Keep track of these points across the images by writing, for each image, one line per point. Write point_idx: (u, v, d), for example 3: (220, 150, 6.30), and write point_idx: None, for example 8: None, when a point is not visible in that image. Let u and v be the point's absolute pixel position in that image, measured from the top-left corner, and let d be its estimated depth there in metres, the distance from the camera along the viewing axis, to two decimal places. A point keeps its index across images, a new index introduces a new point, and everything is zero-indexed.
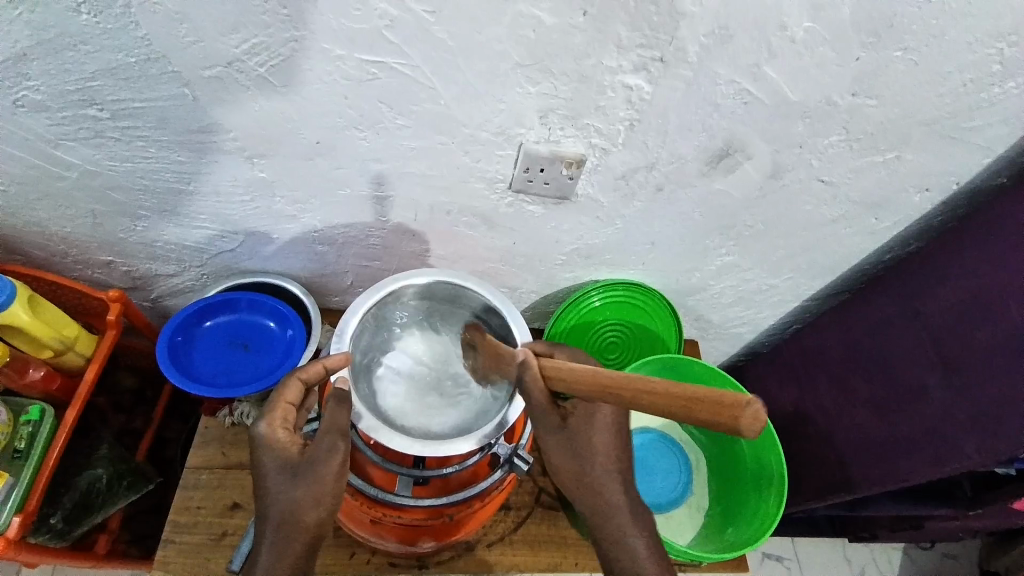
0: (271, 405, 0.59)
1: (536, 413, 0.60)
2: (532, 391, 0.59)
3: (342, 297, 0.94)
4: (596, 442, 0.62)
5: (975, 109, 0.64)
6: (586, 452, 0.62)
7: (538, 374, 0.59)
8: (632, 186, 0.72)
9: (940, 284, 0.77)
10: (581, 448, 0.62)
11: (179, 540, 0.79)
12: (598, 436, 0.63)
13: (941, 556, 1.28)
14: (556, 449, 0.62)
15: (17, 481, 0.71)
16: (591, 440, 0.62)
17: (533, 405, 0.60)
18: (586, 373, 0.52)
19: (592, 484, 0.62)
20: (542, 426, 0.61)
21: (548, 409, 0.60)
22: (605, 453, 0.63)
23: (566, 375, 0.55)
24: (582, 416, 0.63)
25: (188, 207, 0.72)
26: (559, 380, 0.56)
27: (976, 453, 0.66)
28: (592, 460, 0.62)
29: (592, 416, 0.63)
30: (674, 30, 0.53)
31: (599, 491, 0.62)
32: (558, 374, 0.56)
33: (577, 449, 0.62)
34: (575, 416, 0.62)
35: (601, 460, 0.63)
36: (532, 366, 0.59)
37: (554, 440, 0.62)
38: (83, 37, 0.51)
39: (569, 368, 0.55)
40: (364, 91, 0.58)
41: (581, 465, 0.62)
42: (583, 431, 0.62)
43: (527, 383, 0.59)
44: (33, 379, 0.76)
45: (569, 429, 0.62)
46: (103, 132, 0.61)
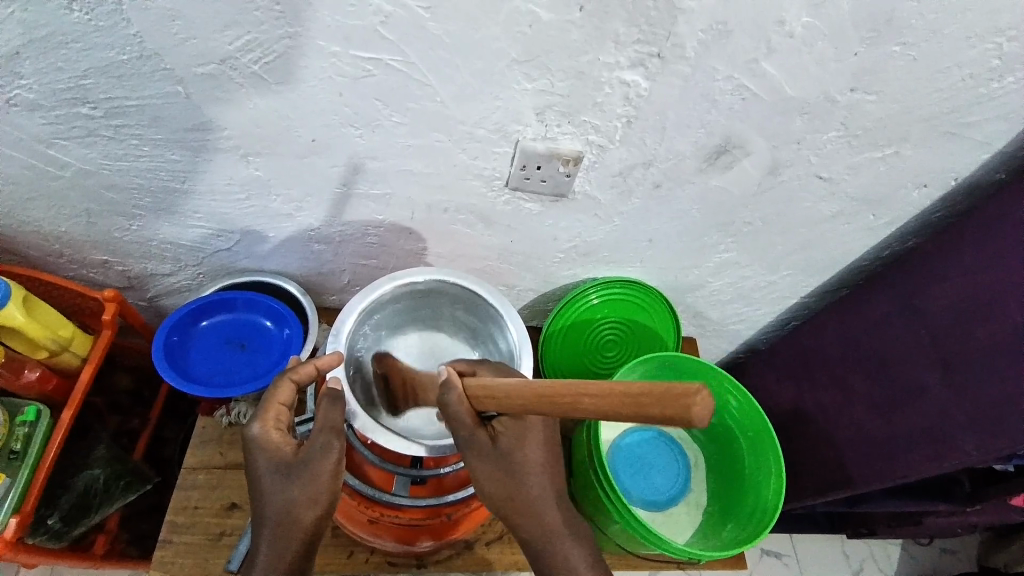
0: (264, 407, 0.59)
1: (462, 432, 0.60)
2: (459, 413, 0.59)
3: (339, 296, 0.94)
4: (528, 461, 0.61)
5: (975, 104, 0.64)
6: (519, 470, 0.60)
7: (461, 394, 0.59)
8: (631, 183, 0.71)
9: (938, 282, 0.76)
10: (512, 468, 0.60)
11: (178, 540, 0.79)
12: (530, 455, 0.61)
13: (939, 551, 1.29)
14: (487, 470, 0.60)
15: (13, 482, 0.71)
16: (522, 458, 0.60)
17: (460, 426, 0.60)
18: (523, 389, 0.52)
19: (527, 503, 0.60)
20: (470, 446, 0.60)
21: (472, 428, 0.60)
22: (538, 471, 0.61)
23: (495, 394, 0.55)
24: (512, 435, 0.61)
25: (184, 206, 0.72)
26: (486, 399, 0.56)
27: (976, 451, 0.66)
28: (524, 478, 0.60)
29: (521, 434, 0.61)
30: (671, 26, 0.52)
31: (534, 509, 0.61)
32: (485, 392, 0.56)
33: (508, 469, 0.60)
34: (504, 435, 0.60)
35: (534, 477, 0.61)
36: (456, 385, 0.59)
37: (483, 461, 0.60)
38: (75, 35, 0.51)
39: (496, 384, 0.55)
40: (360, 88, 0.57)
41: (515, 485, 0.60)
42: (514, 450, 0.60)
43: (451, 404, 0.60)
44: (29, 380, 0.75)
45: (499, 449, 0.60)
46: (97, 131, 0.61)
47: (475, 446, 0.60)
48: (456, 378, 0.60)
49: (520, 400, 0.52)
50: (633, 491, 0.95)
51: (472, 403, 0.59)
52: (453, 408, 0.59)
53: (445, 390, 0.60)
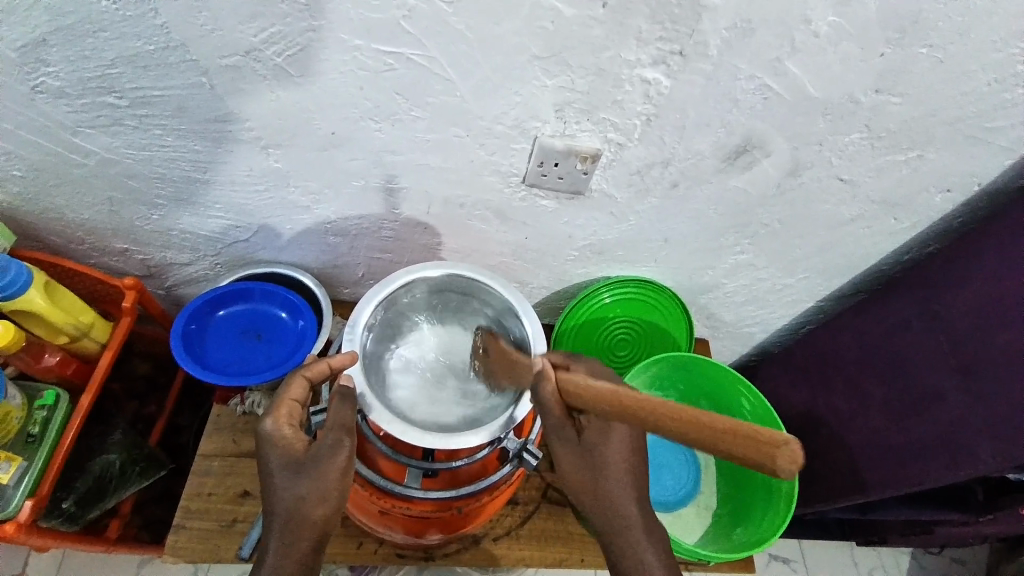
0: (276, 403, 0.60)
1: (551, 424, 0.58)
2: (549, 406, 0.57)
3: (354, 289, 0.94)
4: (611, 455, 0.61)
5: (999, 109, 0.63)
6: (602, 464, 0.61)
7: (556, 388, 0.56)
8: (648, 181, 0.71)
9: (958, 287, 0.76)
10: (595, 463, 0.60)
11: (190, 526, 0.80)
12: (614, 452, 0.61)
13: (951, 561, 1.27)
14: (566, 459, 0.60)
15: (30, 464, 0.72)
16: (606, 453, 0.61)
17: (550, 418, 0.58)
18: (606, 391, 0.48)
19: (604, 494, 0.61)
20: (556, 436, 0.59)
21: (563, 422, 0.58)
22: (619, 467, 0.61)
23: (585, 394, 0.51)
24: (598, 430, 0.61)
25: (204, 196, 0.73)
26: (577, 398, 0.52)
27: (992, 459, 0.65)
28: (604, 472, 0.61)
29: (606, 432, 0.61)
30: (695, 23, 0.52)
31: (611, 500, 0.61)
32: (576, 390, 0.52)
33: (591, 461, 0.60)
34: (590, 430, 0.60)
35: (614, 473, 0.61)
36: (551, 377, 0.56)
37: (569, 451, 0.60)
38: (102, 23, 0.51)
39: (589, 386, 0.51)
40: (381, 82, 0.57)
41: (593, 477, 0.61)
42: (598, 446, 0.60)
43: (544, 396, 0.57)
44: (48, 365, 0.77)
45: (583, 443, 0.60)
46: (122, 120, 0.61)
47: (564, 440, 0.59)
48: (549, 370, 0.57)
49: (607, 407, 0.47)
50: None
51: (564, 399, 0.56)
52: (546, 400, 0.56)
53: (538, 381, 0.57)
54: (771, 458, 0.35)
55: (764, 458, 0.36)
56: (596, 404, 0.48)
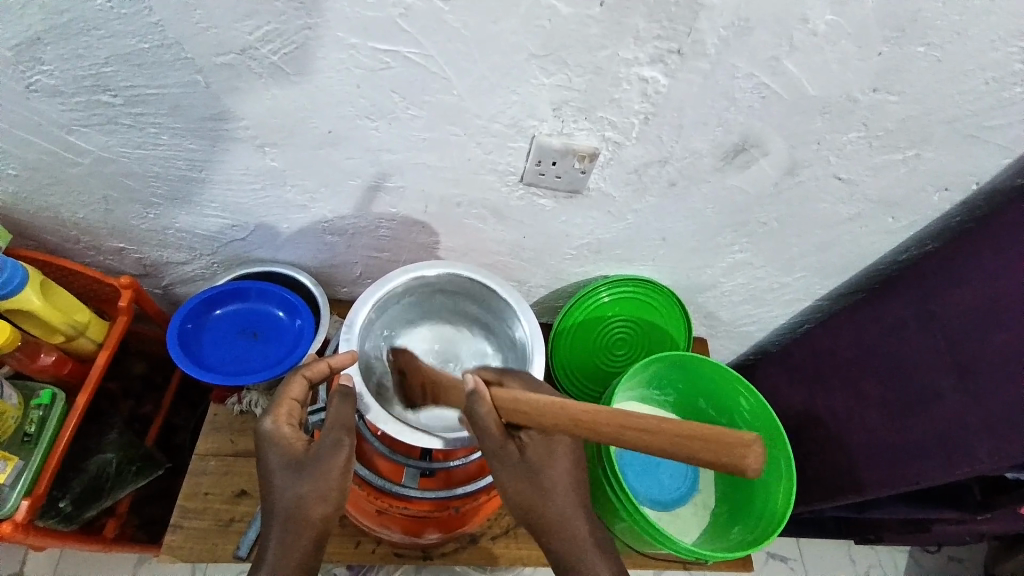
0: (276, 402, 0.60)
1: (489, 444, 0.58)
2: (488, 424, 0.58)
3: (350, 288, 0.94)
4: (555, 475, 0.59)
5: (997, 108, 0.63)
6: (547, 485, 0.59)
7: (491, 406, 0.58)
8: (646, 180, 0.71)
9: (956, 287, 0.76)
10: (538, 481, 0.59)
11: (188, 525, 0.80)
12: (558, 471, 0.60)
13: (948, 560, 1.27)
14: (511, 482, 0.59)
15: (27, 464, 0.72)
16: (550, 473, 0.59)
17: (488, 438, 0.59)
18: (558, 409, 0.50)
19: (553, 518, 0.58)
20: (497, 458, 0.59)
21: (503, 440, 0.58)
22: (565, 486, 0.60)
23: (527, 408, 0.53)
24: (540, 449, 0.60)
25: (201, 195, 0.72)
26: (516, 412, 0.54)
27: (988, 458, 0.65)
28: (550, 491, 0.59)
29: (550, 450, 0.60)
30: (693, 22, 0.52)
31: (558, 519, 0.58)
32: (514, 405, 0.55)
33: (535, 480, 0.59)
34: (533, 448, 0.60)
35: (560, 493, 0.59)
36: (484, 396, 0.58)
37: (510, 472, 0.58)
38: (97, 22, 0.51)
39: (528, 399, 0.53)
40: (377, 80, 0.57)
41: (538, 497, 0.59)
42: (541, 463, 0.59)
43: (482, 415, 0.58)
44: (44, 364, 0.77)
45: (526, 461, 0.59)
46: (117, 119, 0.61)
47: (505, 460, 0.58)
48: (483, 388, 0.59)
49: (558, 423, 0.50)
50: (640, 490, 0.95)
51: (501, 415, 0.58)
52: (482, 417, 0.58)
53: (472, 401, 0.58)
54: (740, 459, 0.43)
55: (731, 459, 0.43)
56: (546, 420, 0.51)
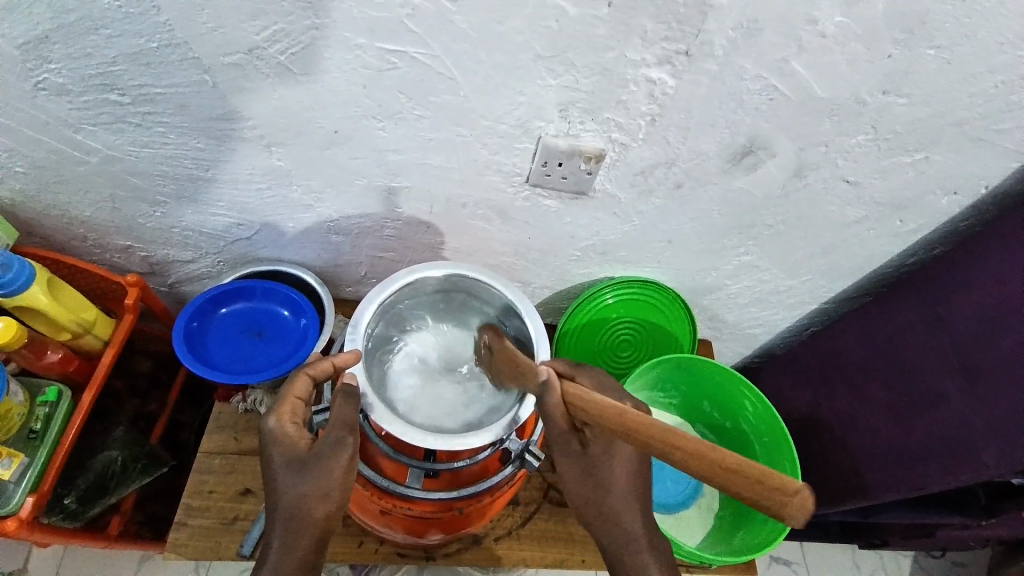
0: (280, 401, 0.60)
1: (554, 433, 0.59)
2: (555, 415, 0.58)
3: (355, 288, 0.94)
4: (614, 471, 0.60)
5: (1006, 111, 0.63)
6: (604, 480, 0.60)
7: (561, 396, 0.58)
8: (651, 182, 0.71)
9: (961, 291, 0.76)
10: (596, 476, 0.60)
11: (193, 523, 0.80)
12: (618, 468, 0.60)
13: (952, 564, 1.27)
14: (568, 471, 0.60)
15: (32, 461, 0.72)
16: (608, 469, 0.60)
17: (553, 426, 0.59)
18: (618, 413, 0.49)
19: (607, 508, 0.60)
20: (559, 448, 0.60)
21: (567, 432, 0.59)
22: (624, 483, 0.60)
23: (591, 408, 0.53)
24: (602, 446, 0.60)
25: (208, 194, 0.72)
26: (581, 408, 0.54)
27: (995, 463, 0.65)
28: (608, 486, 0.60)
29: (611, 447, 0.60)
30: (701, 23, 0.52)
31: (613, 514, 0.60)
32: (580, 403, 0.55)
33: (594, 475, 0.60)
34: (595, 443, 0.60)
35: (618, 488, 0.60)
36: (556, 388, 0.57)
37: (571, 463, 0.60)
38: (104, 21, 0.51)
39: (592, 399, 0.53)
40: (383, 81, 0.57)
41: (596, 491, 0.60)
42: (601, 461, 0.60)
43: (551, 406, 0.58)
44: (50, 361, 0.77)
45: (587, 455, 0.60)
46: (124, 118, 0.61)
47: (566, 450, 0.60)
48: (555, 380, 0.58)
49: (613, 424, 0.49)
50: None
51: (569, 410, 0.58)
52: (550, 409, 0.58)
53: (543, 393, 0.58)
54: (780, 502, 0.41)
55: (773, 500, 0.41)
56: (603, 421, 0.51)
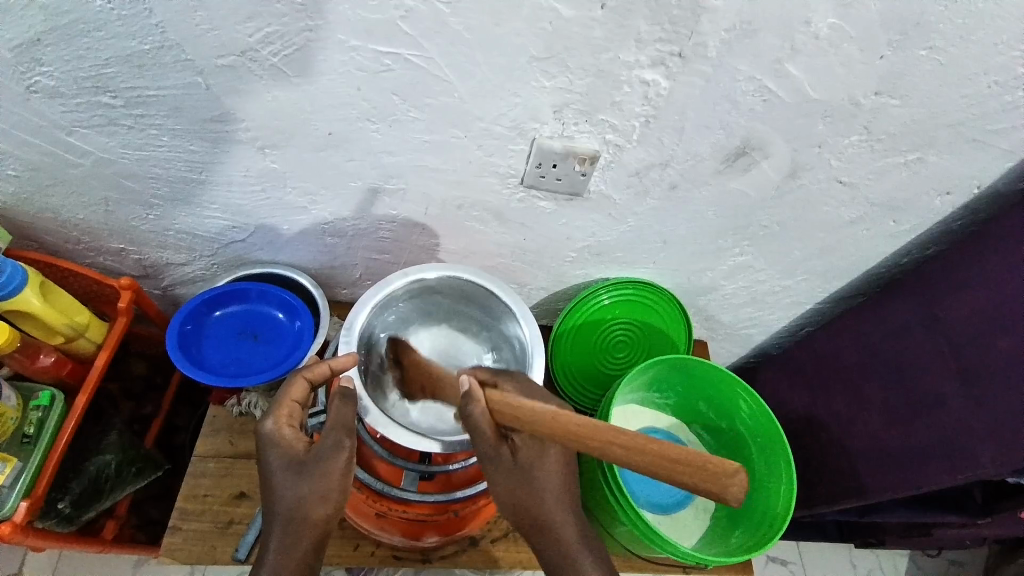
0: (278, 403, 0.60)
1: (482, 445, 0.59)
2: (482, 425, 0.58)
3: (351, 290, 0.94)
4: (544, 478, 0.60)
5: (1000, 112, 0.63)
6: (535, 484, 0.60)
7: (485, 407, 0.58)
8: (646, 183, 0.71)
9: (956, 290, 0.76)
10: (529, 484, 0.60)
11: (187, 527, 0.79)
12: (547, 471, 0.60)
13: (948, 563, 1.27)
14: (500, 480, 0.60)
15: (26, 464, 0.72)
16: (539, 474, 0.60)
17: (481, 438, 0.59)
18: (549, 415, 0.51)
19: (541, 516, 0.60)
20: (491, 460, 0.60)
21: (495, 442, 0.59)
22: (557, 489, 0.61)
23: (518, 412, 0.54)
24: (532, 452, 0.60)
25: (202, 196, 0.72)
26: (508, 415, 0.55)
27: (992, 463, 0.65)
28: (541, 493, 0.60)
29: (541, 453, 0.60)
30: (695, 24, 0.52)
31: (548, 521, 0.59)
32: (506, 409, 0.56)
33: (525, 483, 0.60)
34: (524, 450, 0.60)
35: (548, 493, 0.60)
36: (478, 398, 0.58)
37: (502, 473, 0.59)
38: (97, 23, 0.51)
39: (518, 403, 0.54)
40: (378, 82, 0.57)
41: (530, 498, 0.60)
42: (533, 467, 0.60)
43: (475, 416, 0.58)
44: (44, 365, 0.76)
45: (518, 463, 0.60)
46: (118, 120, 0.61)
47: (496, 461, 0.59)
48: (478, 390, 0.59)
49: (547, 430, 0.51)
50: (639, 493, 0.94)
51: (495, 418, 0.58)
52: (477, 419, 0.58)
53: (467, 402, 0.58)
54: (722, 484, 0.46)
55: (712, 484, 0.46)
56: (534, 425, 0.52)
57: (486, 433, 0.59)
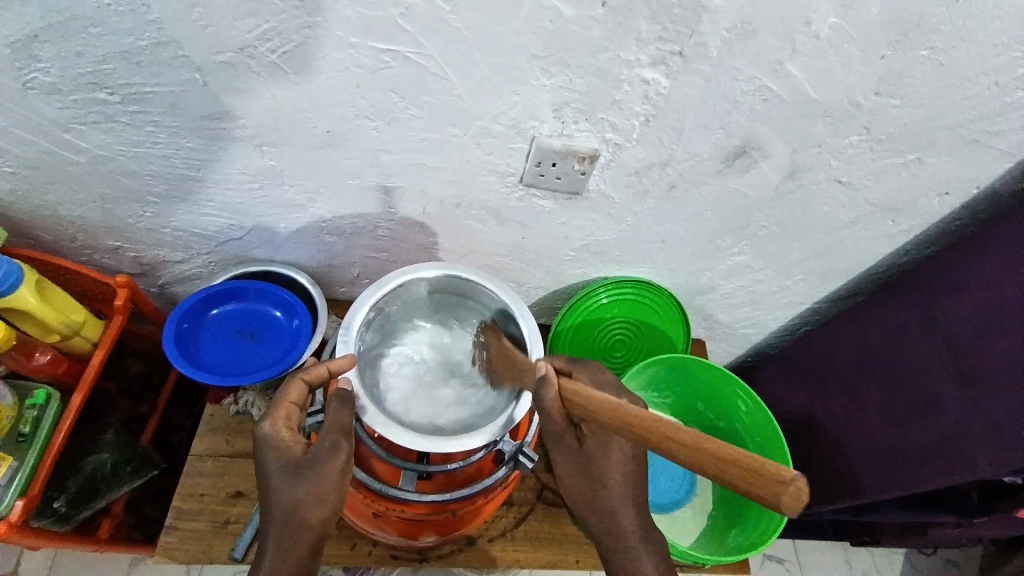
0: (274, 406, 0.59)
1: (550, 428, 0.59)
2: (550, 411, 0.57)
3: (348, 288, 0.94)
4: (611, 467, 0.59)
5: (999, 113, 0.63)
6: (600, 475, 0.59)
7: (557, 394, 0.56)
8: (646, 183, 0.71)
9: (956, 291, 0.75)
10: (594, 473, 0.59)
11: (183, 527, 0.79)
12: (613, 462, 0.59)
13: (943, 562, 1.28)
14: (567, 466, 0.60)
15: (21, 464, 0.71)
16: (605, 465, 0.59)
17: (550, 423, 0.58)
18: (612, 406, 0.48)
19: (602, 505, 0.60)
20: (557, 444, 0.59)
21: (562, 428, 0.58)
22: (620, 480, 0.60)
23: (586, 403, 0.52)
24: (599, 442, 0.59)
25: (200, 194, 0.72)
26: (578, 406, 0.53)
27: (989, 466, 0.66)
28: (604, 483, 0.59)
29: (609, 444, 0.59)
30: (695, 24, 0.52)
31: (607, 510, 0.60)
32: (575, 399, 0.53)
33: (589, 470, 0.59)
34: (592, 439, 0.59)
35: (613, 484, 0.60)
36: (552, 384, 0.56)
37: (568, 459, 0.59)
38: (94, 19, 0.50)
39: (590, 395, 0.52)
40: (377, 81, 0.57)
41: (591, 487, 0.60)
42: (598, 457, 0.59)
43: (546, 403, 0.57)
44: (40, 363, 0.76)
45: (584, 452, 0.59)
46: (114, 117, 0.61)
47: (563, 446, 0.59)
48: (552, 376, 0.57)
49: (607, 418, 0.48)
50: None
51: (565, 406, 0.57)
52: (547, 406, 0.57)
53: (539, 388, 0.57)
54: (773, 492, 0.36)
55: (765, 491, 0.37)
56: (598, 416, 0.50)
57: (555, 418, 0.58)
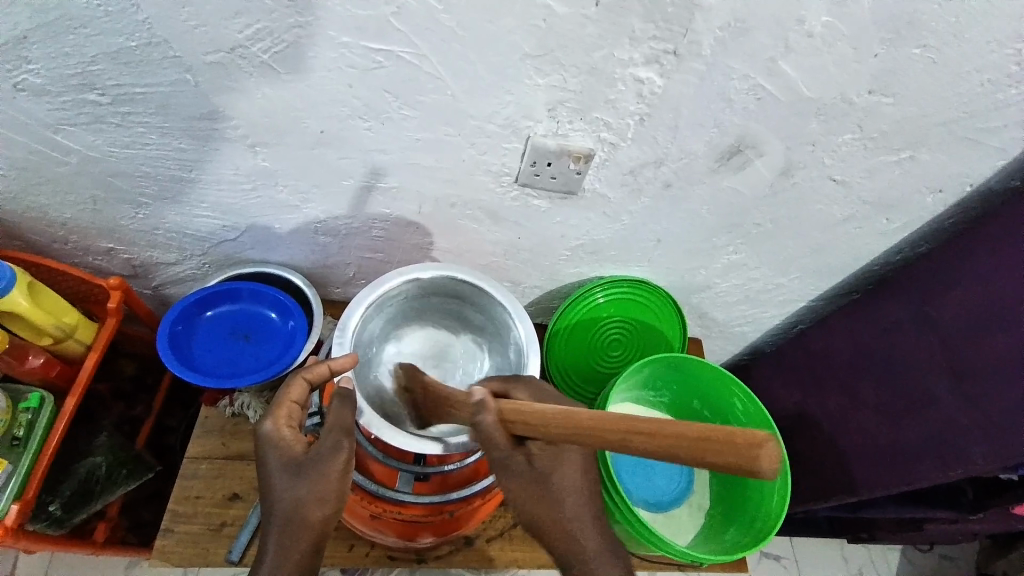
0: (276, 404, 0.59)
1: (496, 455, 0.57)
2: (494, 435, 0.56)
3: (343, 289, 0.93)
4: (563, 483, 0.59)
5: (992, 110, 0.63)
6: (553, 491, 0.59)
7: (496, 417, 0.56)
8: (641, 182, 0.71)
9: (952, 289, 0.75)
10: (546, 491, 0.58)
11: (178, 529, 0.79)
12: (565, 475, 0.59)
13: (939, 558, 1.28)
14: (517, 490, 0.58)
15: (15, 467, 0.71)
16: (556, 480, 0.59)
17: (495, 449, 0.57)
18: (562, 416, 0.48)
19: (563, 521, 0.59)
20: (506, 469, 0.57)
21: (510, 451, 0.57)
22: (575, 494, 0.59)
23: (531, 420, 0.51)
24: (549, 458, 0.59)
25: (192, 195, 0.71)
26: (522, 423, 0.52)
27: (983, 461, 0.65)
28: (559, 499, 0.59)
29: (558, 457, 0.59)
30: (689, 22, 0.52)
31: (569, 528, 0.58)
32: (518, 415, 0.53)
33: (541, 490, 0.58)
34: (542, 457, 0.58)
35: (568, 498, 0.59)
36: (490, 407, 0.56)
37: (518, 482, 0.58)
38: (83, 19, 0.50)
39: (534, 408, 0.51)
40: (369, 80, 0.56)
41: (550, 505, 0.59)
42: (549, 473, 0.59)
43: (487, 427, 0.56)
44: (33, 366, 0.75)
45: (535, 470, 0.58)
46: (104, 118, 0.60)
47: (512, 471, 0.57)
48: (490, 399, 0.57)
49: (561, 428, 0.47)
50: (634, 492, 0.94)
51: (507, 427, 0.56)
52: (489, 431, 0.56)
53: (478, 413, 0.57)
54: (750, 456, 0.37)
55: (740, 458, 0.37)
56: (546, 429, 0.49)
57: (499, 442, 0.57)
